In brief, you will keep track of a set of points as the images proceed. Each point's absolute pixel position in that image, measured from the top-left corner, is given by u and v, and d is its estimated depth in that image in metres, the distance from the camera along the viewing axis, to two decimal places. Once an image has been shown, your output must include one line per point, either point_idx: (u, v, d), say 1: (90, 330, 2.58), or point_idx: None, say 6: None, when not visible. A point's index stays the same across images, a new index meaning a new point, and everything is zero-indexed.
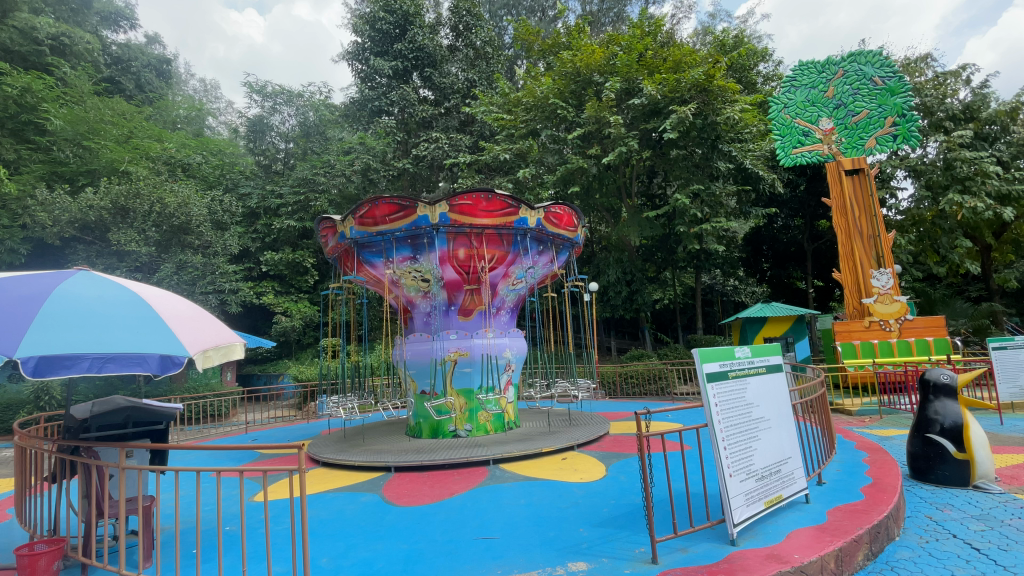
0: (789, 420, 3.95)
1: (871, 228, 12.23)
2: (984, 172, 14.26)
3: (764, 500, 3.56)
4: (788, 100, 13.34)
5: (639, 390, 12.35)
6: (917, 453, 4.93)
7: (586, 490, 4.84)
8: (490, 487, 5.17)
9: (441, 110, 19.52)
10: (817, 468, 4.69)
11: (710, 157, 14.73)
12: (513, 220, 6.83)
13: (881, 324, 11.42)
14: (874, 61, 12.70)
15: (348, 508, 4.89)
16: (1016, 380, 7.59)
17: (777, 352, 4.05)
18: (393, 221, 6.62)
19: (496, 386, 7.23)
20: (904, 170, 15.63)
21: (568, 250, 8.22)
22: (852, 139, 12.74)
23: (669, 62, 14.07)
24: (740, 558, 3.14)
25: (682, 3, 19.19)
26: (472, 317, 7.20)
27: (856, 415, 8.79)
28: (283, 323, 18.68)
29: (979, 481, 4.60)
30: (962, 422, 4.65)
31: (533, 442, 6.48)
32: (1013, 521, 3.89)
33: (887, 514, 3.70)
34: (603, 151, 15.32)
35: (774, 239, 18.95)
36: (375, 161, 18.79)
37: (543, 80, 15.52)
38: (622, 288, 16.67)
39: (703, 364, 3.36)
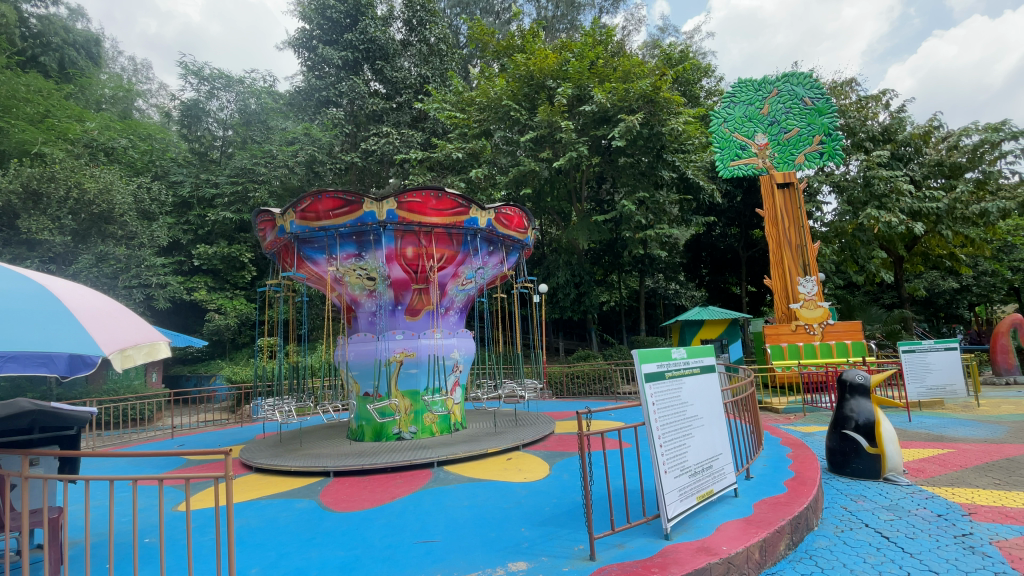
0: (720, 418, 4.15)
1: (799, 238, 13.10)
2: (898, 190, 15.61)
3: (696, 495, 3.72)
4: (727, 114, 14.07)
5: (585, 390, 12.60)
6: (835, 448, 5.30)
7: (528, 489, 4.87)
8: (434, 489, 5.09)
9: (392, 106, 19.11)
10: (745, 464, 4.95)
11: (656, 165, 15.27)
12: (463, 220, 6.77)
13: (807, 327, 12.24)
14: (805, 82, 13.64)
15: (282, 516, 4.66)
16: (924, 381, 8.35)
17: (711, 353, 4.23)
18: (337, 217, 6.39)
19: (442, 387, 7.13)
20: (829, 186, 16.91)
21: (518, 251, 8.24)
22: (784, 155, 13.61)
23: (619, 72, 14.45)
24: (673, 552, 3.25)
25: (633, 16, 19.81)
26: (420, 317, 7.07)
27: (782, 413, 9.40)
28: (216, 321, 17.63)
29: (888, 474, 5.03)
30: (874, 419, 5.05)
31: (479, 443, 6.44)
32: (918, 511, 4.26)
33: (807, 505, 3.97)
34: (555, 155, 15.55)
35: (713, 246, 19.92)
36: (322, 153, 18.11)
37: (496, 81, 15.58)
38: (571, 290, 16.94)
39: (641, 365, 3.47)
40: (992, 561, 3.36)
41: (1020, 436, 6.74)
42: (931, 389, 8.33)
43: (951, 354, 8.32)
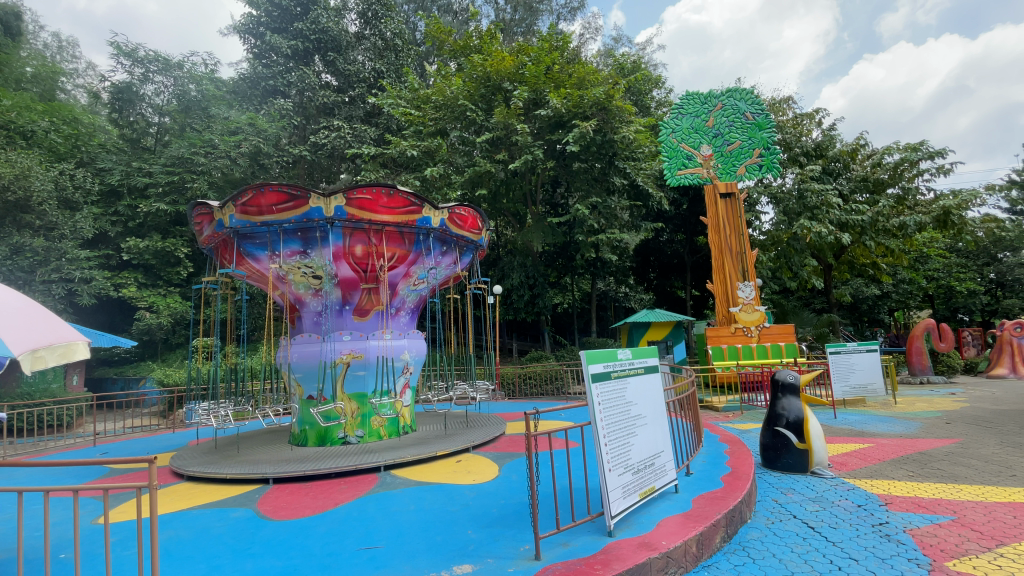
0: (662, 417, 4.28)
1: (739, 245, 13.80)
2: (828, 203, 16.75)
3: (639, 492, 3.82)
4: (676, 125, 14.64)
5: (537, 391, 12.71)
6: (768, 444, 5.61)
7: (476, 491, 4.85)
8: (380, 494, 4.97)
9: (344, 99, 18.56)
10: (685, 461, 5.14)
11: (608, 172, 15.66)
12: (415, 219, 6.64)
13: (745, 329, 12.92)
14: (746, 98, 14.44)
15: (214, 526, 4.41)
16: (847, 380, 8.99)
17: (655, 354, 4.37)
18: (282, 212, 6.13)
19: (391, 390, 6.95)
20: (767, 197, 17.93)
21: (471, 251, 8.20)
22: (727, 166, 14.28)
23: (574, 78, 14.56)
24: (615, 548, 3.32)
25: (590, 24, 20.21)
26: (368, 318, 6.88)
27: (722, 411, 9.87)
28: (147, 320, 16.48)
29: (815, 468, 5.36)
30: (802, 416, 5.40)
31: (429, 446, 6.35)
32: (840, 502, 4.57)
33: (741, 500, 4.16)
34: (511, 157, 15.63)
35: (660, 251, 20.62)
36: (268, 144, 17.31)
37: (453, 81, 15.52)
38: (524, 292, 17.08)
39: (588, 365, 3.54)
40: (905, 548, 3.64)
41: (930, 430, 7.37)
42: (854, 388, 8.96)
43: (872, 355, 8.99)
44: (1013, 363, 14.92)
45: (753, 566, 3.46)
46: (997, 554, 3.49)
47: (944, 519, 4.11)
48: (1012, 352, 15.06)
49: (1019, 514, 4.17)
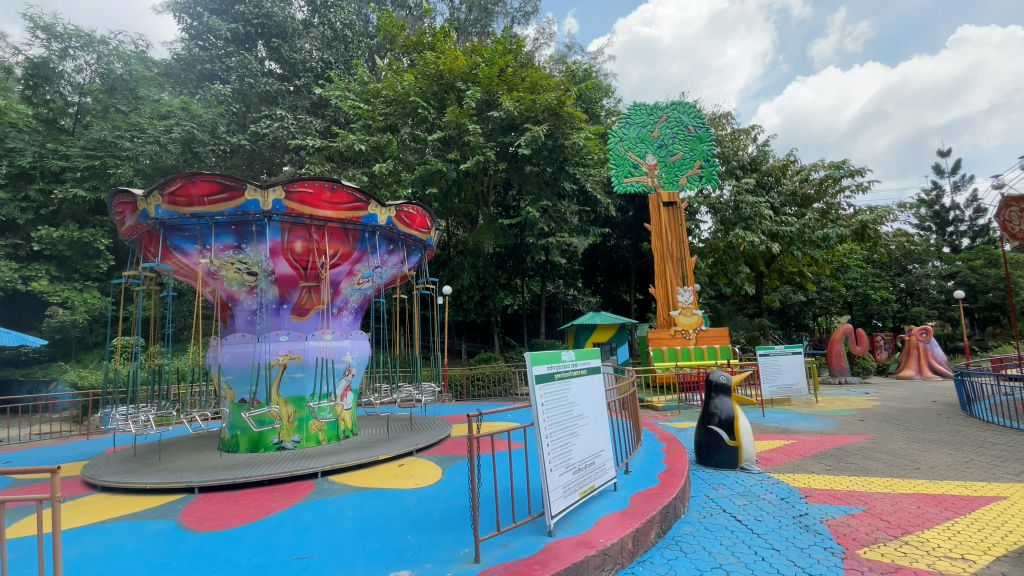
0: (603, 417, 4.38)
1: (680, 252, 14.37)
2: (760, 214, 17.84)
3: (579, 491, 3.88)
4: (623, 134, 15.10)
5: (485, 393, 12.69)
6: (702, 442, 5.87)
7: (418, 495, 4.76)
8: (316, 500, 4.79)
9: (289, 89, 17.84)
10: (625, 459, 5.28)
11: (558, 176, 15.94)
12: (361, 215, 6.44)
13: (684, 333, 13.51)
14: (689, 111, 15.16)
15: (131, 540, 4.08)
16: (775, 381, 9.56)
17: (597, 355, 4.45)
18: (214, 203, 5.78)
19: (331, 393, 6.69)
20: (707, 207, 18.86)
21: (420, 251, 8.06)
22: (670, 176, 14.85)
23: (527, 82, 14.73)
24: (554, 548, 3.36)
25: (544, 29, 20.47)
26: (308, 317, 6.61)
27: (662, 410, 10.27)
28: (59, 317, 15.05)
29: (744, 464, 5.68)
30: (733, 414, 5.69)
31: (370, 450, 6.17)
32: (765, 495, 4.86)
33: (676, 496, 4.33)
34: (462, 157, 15.55)
35: (608, 255, 21.35)
36: (203, 131, 16.24)
37: (404, 77, 15.27)
38: (475, 293, 17.06)
39: (533, 367, 3.56)
40: (822, 537, 3.91)
41: (845, 427, 8.00)
42: (781, 388, 9.54)
43: (796, 358, 9.66)
44: (919, 364, 16.45)
45: (685, 560, 3.60)
46: (902, 542, 3.82)
47: (857, 510, 4.46)
48: (918, 355, 16.58)
49: (920, 504, 4.59)
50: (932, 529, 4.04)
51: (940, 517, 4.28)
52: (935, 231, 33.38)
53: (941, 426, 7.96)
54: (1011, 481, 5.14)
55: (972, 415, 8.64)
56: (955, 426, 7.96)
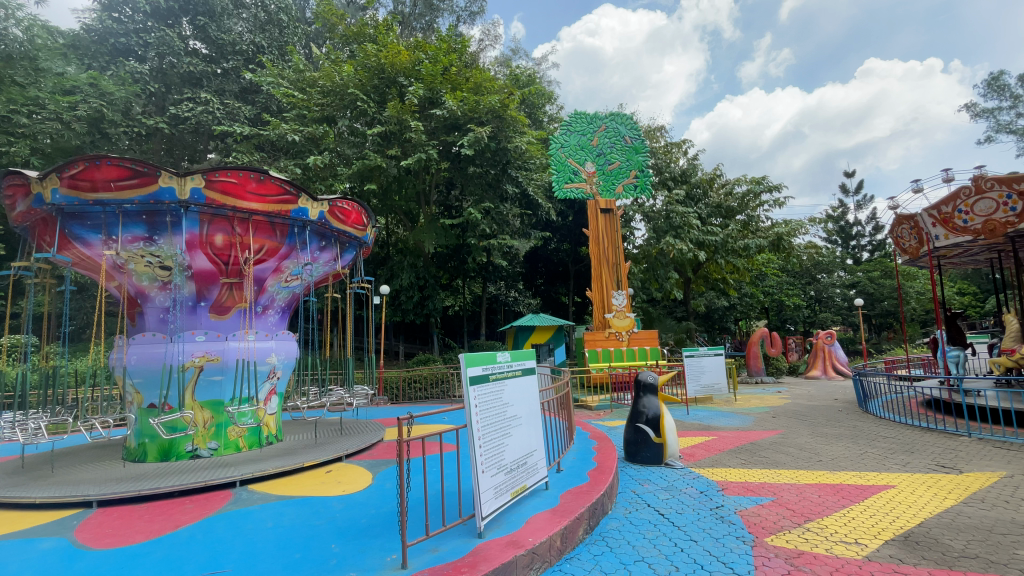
0: (536, 417, 4.44)
1: (615, 257, 14.88)
2: (689, 224, 18.87)
3: (510, 492, 3.90)
4: (564, 141, 15.41)
5: (422, 394, 12.47)
6: (630, 439, 6.10)
7: (345, 502, 4.59)
8: (233, 511, 4.49)
9: (216, 71, 16.72)
10: (556, 458, 5.39)
11: (501, 179, 16.04)
12: (290, 209, 6.13)
13: (617, 334, 13.98)
14: (627, 123, 15.82)
15: (11, 560, 3.63)
16: (699, 380, 10.12)
17: (532, 356, 4.51)
18: (122, 189, 5.28)
19: (253, 397, 6.30)
20: (641, 215, 19.71)
21: (354, 249, 7.81)
22: (607, 183, 15.32)
23: (470, 82, 14.66)
24: (483, 549, 3.35)
25: (489, 31, 20.48)
26: (228, 316, 6.20)
27: (595, 409, 10.60)
28: None
29: (669, 459, 5.96)
30: (659, 413, 5.97)
31: (295, 457, 5.88)
32: (686, 489, 5.13)
33: (603, 492, 4.47)
34: (403, 154, 15.26)
35: (548, 259, 21.68)
36: (114, 110, 14.81)
37: (343, 67, 14.75)
38: (414, 293, 16.73)
39: (467, 368, 3.54)
40: (735, 527, 4.18)
41: (759, 424, 8.63)
42: (704, 387, 10.11)
43: (718, 359, 10.30)
44: (824, 366, 18.07)
45: (611, 554, 3.72)
46: (805, 528, 4.16)
47: (767, 501, 4.80)
48: (824, 357, 18.20)
49: (821, 493, 5.03)
50: (831, 515, 4.43)
51: (838, 505, 4.70)
52: (841, 245, 36.88)
53: (841, 421, 8.79)
54: (897, 471, 5.75)
55: (867, 411, 9.57)
56: (852, 421, 8.81)
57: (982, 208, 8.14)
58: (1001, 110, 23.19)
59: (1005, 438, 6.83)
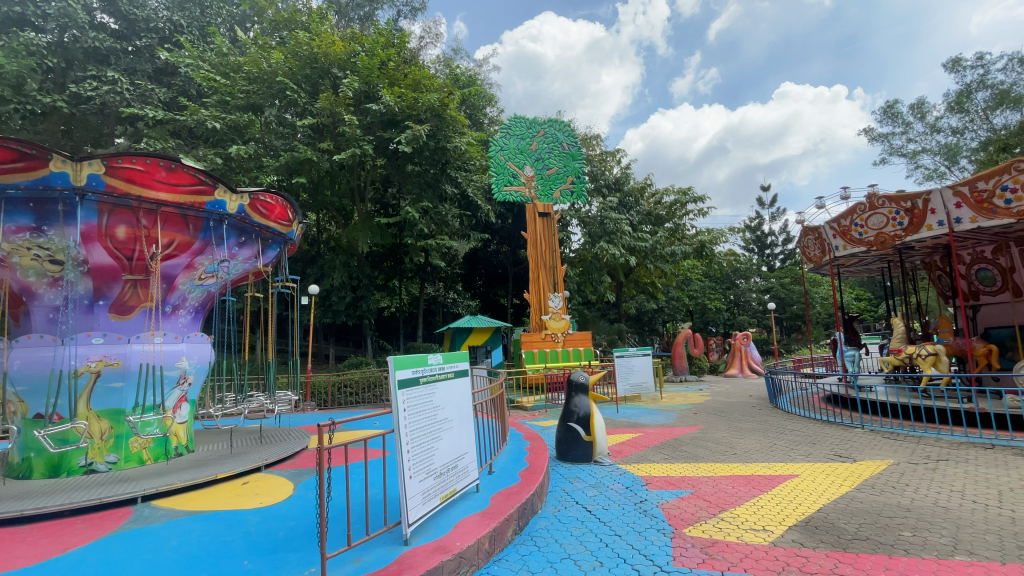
0: (468, 419, 4.40)
1: (552, 260, 15.16)
2: (621, 230, 19.66)
3: (439, 496, 3.82)
4: (504, 144, 15.52)
5: (353, 399, 12.00)
6: (562, 438, 6.22)
7: (262, 515, 4.31)
8: (133, 530, 4.08)
9: (127, 48, 15.27)
10: (488, 460, 5.38)
11: (440, 178, 15.84)
12: (205, 201, 5.68)
13: (553, 336, 14.22)
14: (564, 129, 16.22)
15: None
16: (628, 380, 10.51)
17: (465, 359, 4.47)
18: (6, 172, 4.63)
19: (160, 405, 5.78)
20: (578, 220, 20.24)
21: (278, 245, 7.39)
22: (545, 188, 15.56)
23: (409, 79, 14.38)
24: (409, 557, 3.26)
25: (430, 29, 20.19)
26: (131, 316, 5.65)
27: (530, 409, 10.71)
28: None
29: (598, 457, 6.13)
30: (589, 412, 6.12)
31: (208, 468, 5.46)
32: (613, 486, 5.30)
33: (533, 492, 4.51)
34: (336, 148, 14.75)
35: (487, 261, 21.66)
36: (2, 85, 13.13)
37: (272, 54, 13.99)
38: (346, 294, 16.06)
39: (395, 371, 3.43)
40: (657, 520, 4.37)
41: (682, 421, 9.09)
42: (633, 386, 10.52)
43: (646, 359, 10.75)
44: (741, 365, 19.39)
45: (538, 554, 3.75)
46: (720, 518, 4.42)
47: (686, 493, 5.06)
48: (741, 356, 19.53)
49: (735, 484, 5.37)
50: (743, 505, 4.74)
51: (750, 495, 5.05)
52: (757, 253, 39.86)
53: (754, 417, 9.44)
54: (800, 461, 6.26)
55: (777, 407, 10.37)
56: (764, 416, 9.51)
57: (875, 222, 9.03)
58: (894, 135, 26.03)
59: (892, 429, 7.64)
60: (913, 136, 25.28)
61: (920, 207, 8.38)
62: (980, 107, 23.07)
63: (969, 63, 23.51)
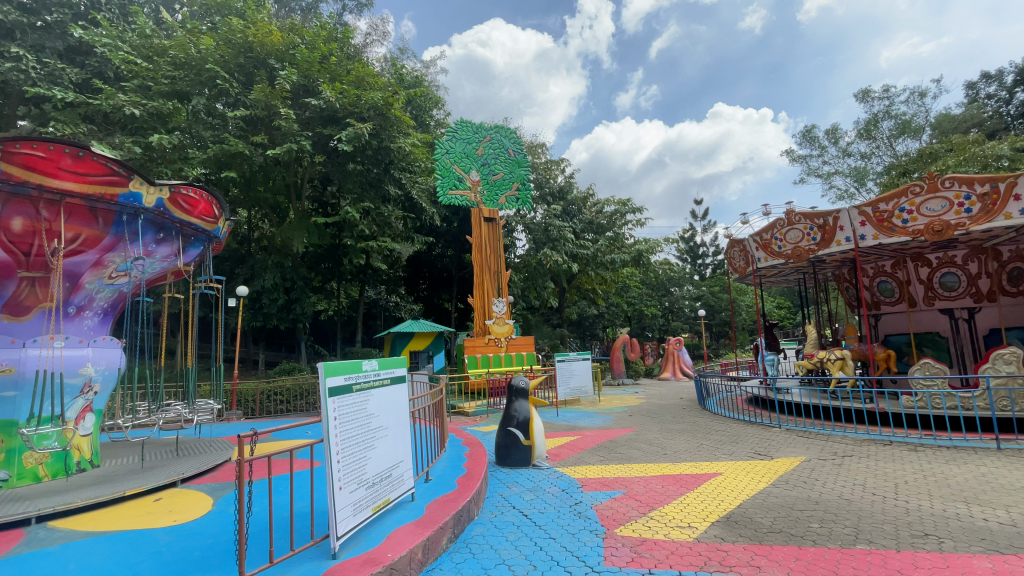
0: (404, 427, 4.30)
1: (497, 265, 15.22)
2: (564, 237, 20.11)
3: (371, 507, 3.71)
4: (449, 147, 15.43)
5: (285, 407, 11.42)
6: (501, 443, 6.23)
7: (176, 534, 4.00)
8: (25, 554, 3.66)
9: (34, 22, 13.80)
10: (425, 467, 5.28)
11: (383, 179, 15.48)
12: (118, 193, 5.21)
13: (496, 340, 14.24)
14: (510, 136, 16.36)
15: None
16: (568, 384, 10.71)
17: (402, 364, 4.39)
18: None
19: (61, 415, 5.22)
20: (523, 226, 20.47)
21: (202, 243, 6.92)
22: (491, 194, 15.65)
23: (352, 75, 14.01)
24: (336, 571, 3.14)
25: (377, 27, 19.75)
26: (27, 317, 5.16)
27: (471, 415, 10.65)
28: None
29: (536, 461, 6.19)
30: (529, 416, 6.18)
31: (114, 484, 5.00)
32: (550, 489, 5.37)
33: (470, 499, 4.48)
34: (271, 143, 14.08)
35: (431, 264, 21.40)
36: None
37: (201, 39, 13.16)
38: (278, 296, 15.17)
39: (326, 379, 3.29)
40: (590, 521, 4.47)
41: (618, 423, 9.37)
42: (572, 390, 10.74)
43: (585, 363, 11.00)
44: (674, 369, 20.30)
45: (472, 561, 3.73)
46: (649, 517, 4.59)
47: (619, 494, 5.22)
48: (674, 361, 20.45)
49: (665, 483, 5.61)
50: (671, 504, 4.95)
51: (678, 493, 5.29)
52: (690, 263, 42.01)
53: (684, 418, 9.91)
54: (724, 460, 6.65)
55: (706, 409, 10.93)
56: (693, 417, 9.98)
57: (792, 237, 9.78)
58: (811, 157, 28.33)
59: (805, 428, 8.26)
60: (828, 159, 27.64)
61: (830, 224, 9.18)
62: (885, 135, 25.57)
63: (877, 95, 26.02)
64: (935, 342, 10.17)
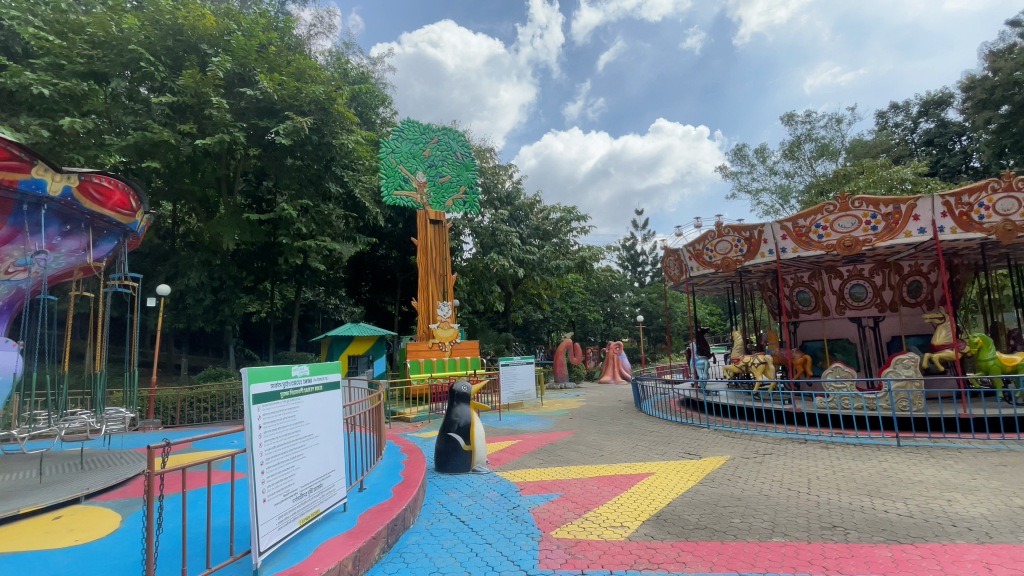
0: (336, 434, 4.15)
1: (442, 268, 15.07)
2: (510, 242, 20.25)
3: (298, 519, 3.55)
4: (395, 146, 15.14)
5: (210, 415, 10.69)
6: (440, 449, 6.16)
7: (76, 555, 3.63)
8: None
9: None
10: (359, 476, 5.12)
11: (324, 176, 14.95)
12: (19, 179, 4.69)
13: (440, 345, 14.08)
14: (458, 139, 16.30)
15: None
16: (511, 388, 10.76)
17: (336, 370, 4.24)
18: None
19: None
20: (469, 230, 20.41)
21: (118, 237, 6.37)
22: (437, 196, 15.52)
23: (292, 67, 13.46)
24: None
25: (322, 19, 19.07)
26: None
27: (411, 421, 10.46)
28: None
29: (476, 466, 6.17)
30: (470, 421, 6.18)
31: (4, 503, 4.47)
32: (489, 494, 5.36)
33: (405, 507, 4.39)
34: (201, 132, 13.22)
35: (374, 266, 20.85)
36: None
37: (123, 17, 12.17)
38: (204, 295, 14.11)
39: (250, 385, 3.11)
40: (526, 525, 4.50)
41: (558, 427, 9.52)
42: (515, 394, 10.80)
43: (528, 368, 11.10)
44: (614, 373, 20.92)
45: (406, 570, 3.65)
46: (584, 518, 4.69)
47: (556, 496, 5.29)
48: (613, 364, 21.07)
49: (600, 484, 5.76)
50: (605, 504, 5.08)
51: (613, 493, 5.44)
52: (631, 270, 43.55)
53: (622, 421, 10.23)
54: (656, 460, 6.92)
55: (642, 412, 11.33)
56: (630, 420, 10.32)
57: (721, 248, 10.40)
58: (743, 174, 30.24)
59: (732, 429, 8.76)
60: (757, 176, 29.61)
61: (756, 237, 9.84)
62: (806, 156, 27.71)
63: (800, 119, 28.21)
64: (845, 348, 11.01)
